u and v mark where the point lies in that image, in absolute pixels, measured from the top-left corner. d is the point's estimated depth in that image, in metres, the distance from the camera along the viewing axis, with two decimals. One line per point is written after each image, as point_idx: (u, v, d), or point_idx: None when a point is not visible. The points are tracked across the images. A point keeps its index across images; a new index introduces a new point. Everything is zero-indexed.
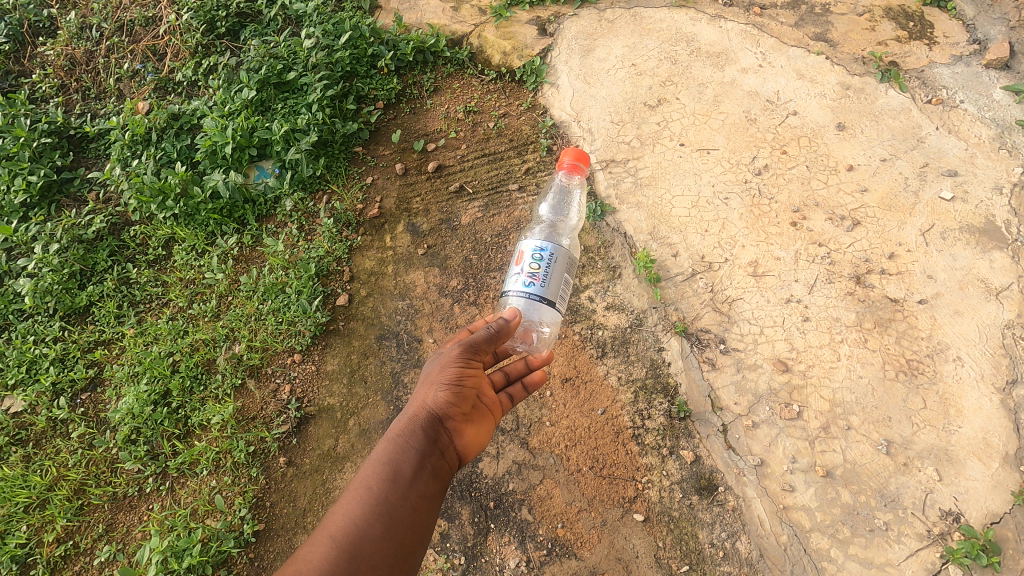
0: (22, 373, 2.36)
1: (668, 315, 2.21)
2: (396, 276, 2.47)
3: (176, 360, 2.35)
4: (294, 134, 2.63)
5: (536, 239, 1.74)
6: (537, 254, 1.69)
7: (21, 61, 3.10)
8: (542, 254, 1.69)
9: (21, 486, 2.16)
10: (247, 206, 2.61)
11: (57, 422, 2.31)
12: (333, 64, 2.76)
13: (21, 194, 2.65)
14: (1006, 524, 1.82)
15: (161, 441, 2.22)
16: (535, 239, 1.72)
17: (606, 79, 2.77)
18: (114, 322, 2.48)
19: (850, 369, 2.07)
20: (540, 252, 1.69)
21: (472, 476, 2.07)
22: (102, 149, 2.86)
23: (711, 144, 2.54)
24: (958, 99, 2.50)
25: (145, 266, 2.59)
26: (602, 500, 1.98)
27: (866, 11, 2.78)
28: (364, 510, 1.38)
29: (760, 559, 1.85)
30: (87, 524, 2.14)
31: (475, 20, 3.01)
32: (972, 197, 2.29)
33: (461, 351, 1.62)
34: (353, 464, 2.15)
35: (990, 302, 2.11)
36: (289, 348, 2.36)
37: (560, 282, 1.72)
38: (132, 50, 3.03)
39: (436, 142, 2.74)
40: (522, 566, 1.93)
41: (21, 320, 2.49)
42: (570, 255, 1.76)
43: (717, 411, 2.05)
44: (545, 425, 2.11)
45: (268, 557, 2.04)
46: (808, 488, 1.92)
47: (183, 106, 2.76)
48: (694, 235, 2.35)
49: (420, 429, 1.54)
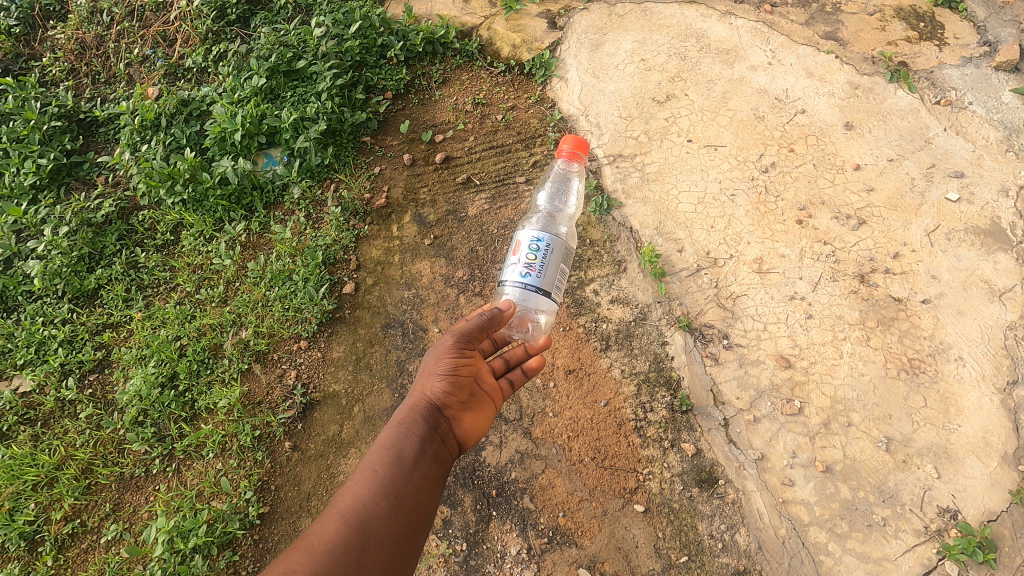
0: (31, 354, 2.39)
1: (672, 310, 2.23)
2: (402, 266, 2.49)
3: (184, 344, 2.37)
4: (303, 122, 2.63)
5: (533, 230, 1.74)
6: (534, 245, 1.69)
7: (32, 44, 3.10)
8: (539, 245, 1.69)
9: (29, 465, 2.18)
10: (255, 193, 2.63)
11: (65, 403, 2.34)
12: (343, 54, 2.78)
13: (31, 176, 2.67)
14: (1003, 522, 1.84)
15: (168, 424, 2.25)
16: (532, 230, 1.71)
17: (614, 74, 2.78)
18: (122, 305, 2.50)
19: (852, 367, 2.08)
20: (537, 243, 1.69)
21: (475, 464, 2.09)
22: (112, 134, 2.86)
23: (718, 140, 2.54)
24: (967, 101, 2.51)
25: (154, 251, 2.61)
26: (604, 490, 2.01)
27: (878, 11, 2.78)
28: (370, 490, 1.42)
29: (758, 551, 1.88)
30: (94, 503, 2.17)
31: (485, 12, 3.01)
32: (978, 199, 2.29)
33: (455, 340, 1.64)
34: (358, 450, 2.18)
35: (993, 303, 2.12)
36: (295, 335, 2.38)
37: (556, 272, 1.72)
38: (141, 35, 3.02)
39: (444, 134, 2.75)
40: (523, 553, 1.96)
41: (30, 302, 2.51)
42: (567, 245, 1.75)
43: (718, 405, 2.07)
44: (548, 415, 2.13)
45: (272, 539, 2.07)
46: (808, 482, 1.95)
47: (193, 92, 2.78)
48: (700, 231, 2.36)
49: (421, 416, 1.57)
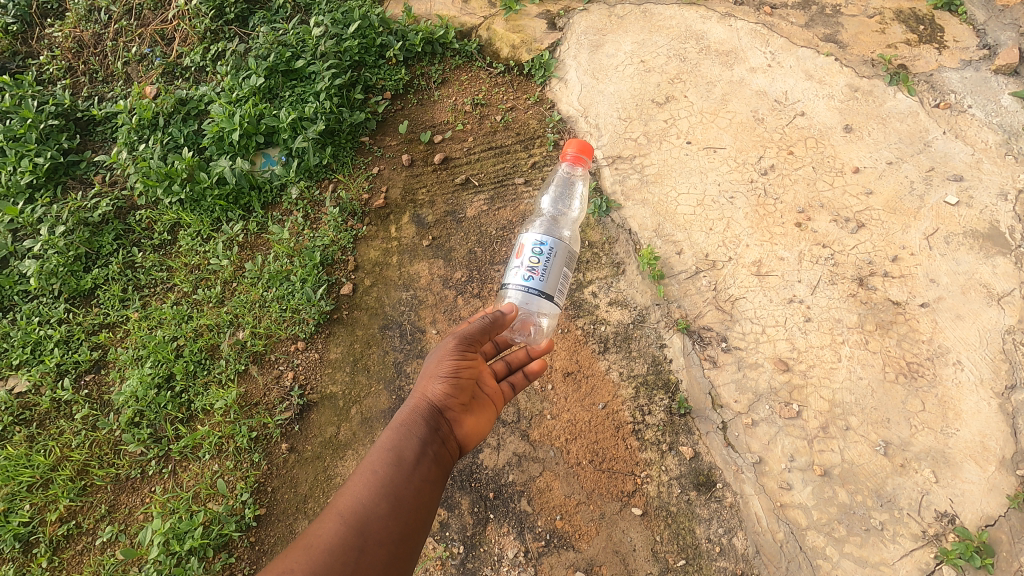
0: (27, 354, 2.38)
1: (670, 313, 2.22)
2: (400, 267, 2.48)
3: (181, 344, 2.36)
4: (302, 122, 2.63)
5: (536, 233, 1.73)
6: (537, 249, 1.69)
7: (29, 42, 3.08)
8: (542, 248, 1.68)
9: (24, 466, 2.18)
10: (252, 193, 2.61)
11: (60, 404, 2.33)
12: (342, 54, 2.77)
13: (28, 175, 2.66)
14: (1001, 527, 1.84)
15: (164, 425, 2.23)
16: (536, 233, 1.71)
17: (614, 76, 2.77)
18: (118, 305, 2.49)
19: (850, 370, 2.08)
20: (540, 247, 1.68)
21: (472, 466, 2.08)
22: (109, 133, 2.85)
23: (717, 142, 2.54)
24: (966, 104, 2.51)
25: (150, 251, 2.60)
26: (601, 493, 2.00)
27: (877, 13, 2.78)
28: (371, 491, 1.41)
29: (756, 555, 1.88)
30: (90, 504, 2.16)
31: (485, 12, 3.00)
32: (977, 203, 2.29)
33: (458, 342, 1.63)
34: (355, 452, 2.17)
35: (991, 307, 2.12)
36: (292, 336, 2.37)
37: (559, 276, 1.71)
38: (140, 33, 3.01)
39: (443, 134, 2.75)
40: (521, 556, 1.96)
41: (26, 302, 2.50)
42: (570, 249, 1.74)
43: (717, 409, 2.07)
44: (546, 418, 2.12)
45: (269, 541, 2.07)
46: (806, 487, 1.94)
47: (192, 91, 2.78)
48: (699, 234, 2.36)
49: (421, 417, 1.57)
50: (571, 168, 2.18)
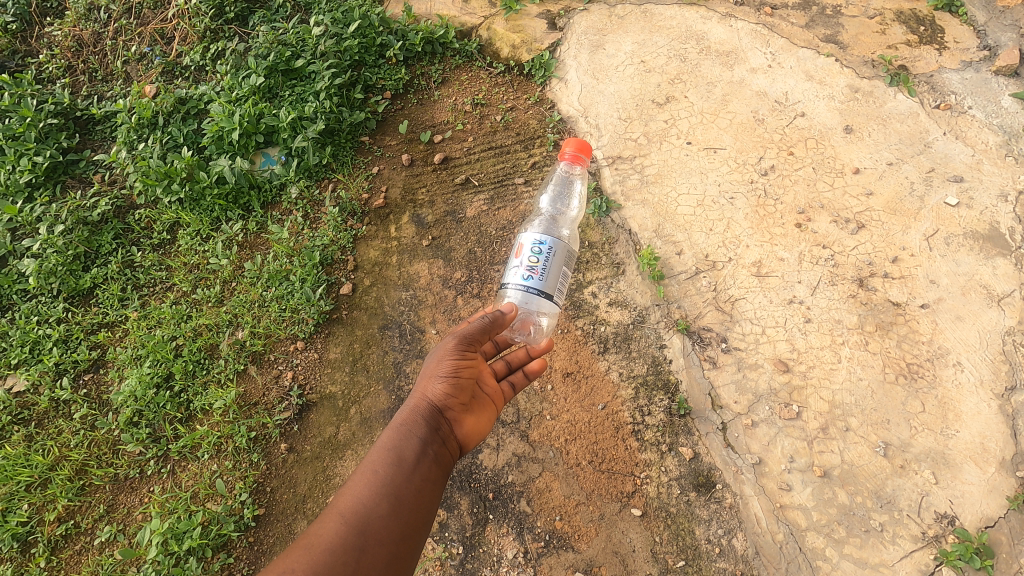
0: (25, 353, 2.38)
1: (670, 313, 2.22)
2: (400, 266, 2.48)
3: (180, 344, 2.36)
4: (301, 122, 2.62)
5: (535, 233, 1.73)
6: (536, 248, 1.68)
7: (28, 41, 3.07)
8: (541, 247, 1.68)
9: (23, 465, 2.18)
10: (252, 193, 2.61)
11: (59, 403, 2.32)
12: (342, 53, 2.77)
13: (27, 174, 2.65)
14: (1001, 528, 1.84)
15: (163, 424, 2.23)
16: (535, 233, 1.71)
17: (614, 76, 2.77)
18: (117, 305, 2.48)
19: (850, 371, 2.08)
20: (539, 246, 1.68)
21: (472, 467, 2.08)
22: (109, 132, 2.85)
23: (717, 143, 2.54)
24: (966, 105, 2.50)
25: (149, 250, 2.59)
26: (601, 494, 2.00)
27: (877, 14, 2.77)
28: (371, 491, 1.41)
29: (756, 556, 1.88)
30: (88, 504, 2.15)
31: (485, 12, 3.00)
32: (977, 204, 2.29)
33: (457, 342, 1.63)
34: (354, 452, 2.17)
35: (991, 308, 2.12)
36: (292, 336, 2.37)
37: (559, 275, 1.71)
38: (139, 32, 3.00)
39: (442, 134, 2.74)
40: (520, 557, 1.95)
41: (24, 300, 2.49)
42: (569, 249, 1.74)
43: (717, 409, 2.06)
44: (545, 418, 2.12)
45: (268, 541, 2.06)
46: (805, 488, 1.94)
47: (191, 91, 2.78)
48: (699, 234, 2.35)
49: (422, 417, 1.56)
50: (570, 167, 2.18)
